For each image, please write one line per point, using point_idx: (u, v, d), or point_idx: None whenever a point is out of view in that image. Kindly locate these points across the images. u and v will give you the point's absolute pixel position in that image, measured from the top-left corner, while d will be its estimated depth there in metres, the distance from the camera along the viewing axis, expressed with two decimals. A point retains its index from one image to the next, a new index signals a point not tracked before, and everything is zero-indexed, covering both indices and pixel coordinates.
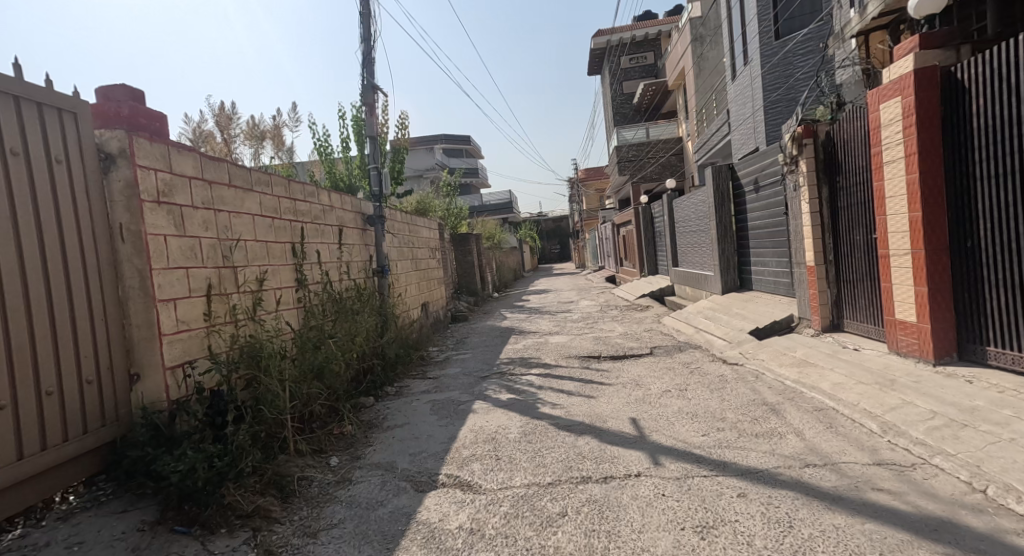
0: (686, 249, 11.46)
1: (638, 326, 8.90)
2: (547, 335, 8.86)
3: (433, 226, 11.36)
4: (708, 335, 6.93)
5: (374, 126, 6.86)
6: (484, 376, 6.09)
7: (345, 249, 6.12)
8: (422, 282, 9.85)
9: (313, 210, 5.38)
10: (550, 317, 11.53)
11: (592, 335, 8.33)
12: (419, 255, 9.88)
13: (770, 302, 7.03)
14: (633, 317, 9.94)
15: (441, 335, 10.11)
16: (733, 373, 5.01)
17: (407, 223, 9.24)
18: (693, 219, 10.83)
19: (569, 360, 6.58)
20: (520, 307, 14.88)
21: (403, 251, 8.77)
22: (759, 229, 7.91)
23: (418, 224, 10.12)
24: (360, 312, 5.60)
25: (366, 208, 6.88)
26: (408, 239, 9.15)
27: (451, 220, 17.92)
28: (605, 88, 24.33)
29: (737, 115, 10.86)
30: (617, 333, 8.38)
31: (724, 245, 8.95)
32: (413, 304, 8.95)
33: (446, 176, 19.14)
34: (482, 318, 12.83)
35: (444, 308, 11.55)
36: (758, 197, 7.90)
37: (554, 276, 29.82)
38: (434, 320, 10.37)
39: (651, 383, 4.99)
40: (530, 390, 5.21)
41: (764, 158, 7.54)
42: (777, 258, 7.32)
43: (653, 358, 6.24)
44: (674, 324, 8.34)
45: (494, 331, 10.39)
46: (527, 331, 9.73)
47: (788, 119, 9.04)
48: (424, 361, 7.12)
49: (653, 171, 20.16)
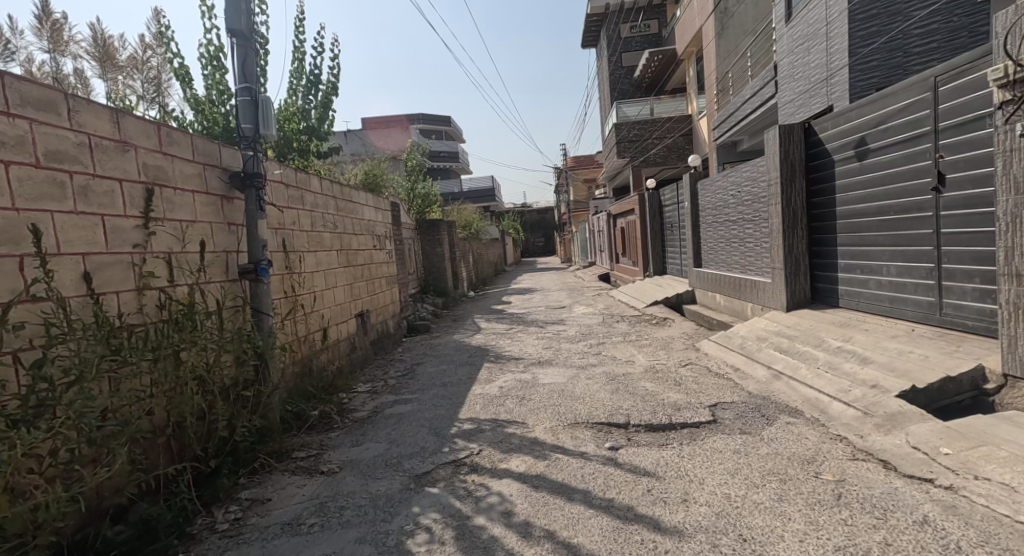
0: (721, 246, 8.77)
1: (667, 356, 6.18)
2: (535, 367, 6.10)
3: (382, 210, 8.51)
4: (804, 389, 4.22)
5: (242, 19, 3.97)
6: (422, 475, 3.30)
7: (159, 233, 3.25)
8: (359, 284, 7.01)
9: (44, 142, 2.55)
10: (536, 332, 8.78)
11: (603, 373, 5.59)
12: (355, 247, 7.02)
13: (901, 337, 4.33)
14: (654, 339, 7.23)
15: (387, 359, 7.28)
16: (951, 521, 2.30)
17: (332, 197, 6.38)
18: (734, 205, 8.11)
19: (579, 436, 3.83)
20: (498, 313, 12.10)
21: (322, 239, 5.91)
22: (864, 217, 5.20)
23: (356, 203, 7.28)
24: (146, 361, 2.78)
25: (224, 160, 3.99)
26: (332, 221, 6.29)
27: (416, 203, 15.01)
28: (603, 61, 21.52)
29: (794, 69, 8.13)
30: (640, 370, 5.65)
31: (792, 239, 6.27)
32: (337, 319, 6.09)
33: (412, 151, 16.16)
34: (449, 328, 10.01)
35: (396, 318, 8.69)
36: (861, 169, 5.19)
37: (540, 272, 27.08)
38: (378, 338, 7.55)
39: (776, 547, 2.26)
40: (507, 543, 2.46)
41: (883, 105, 4.80)
42: (904, 263, 4.65)
43: (730, 441, 3.51)
44: (725, 359, 5.64)
45: (459, 352, 7.57)
46: (506, 356, 6.95)
47: (887, 60, 6.33)
48: (328, 425, 4.28)
49: (658, 154, 17.65)
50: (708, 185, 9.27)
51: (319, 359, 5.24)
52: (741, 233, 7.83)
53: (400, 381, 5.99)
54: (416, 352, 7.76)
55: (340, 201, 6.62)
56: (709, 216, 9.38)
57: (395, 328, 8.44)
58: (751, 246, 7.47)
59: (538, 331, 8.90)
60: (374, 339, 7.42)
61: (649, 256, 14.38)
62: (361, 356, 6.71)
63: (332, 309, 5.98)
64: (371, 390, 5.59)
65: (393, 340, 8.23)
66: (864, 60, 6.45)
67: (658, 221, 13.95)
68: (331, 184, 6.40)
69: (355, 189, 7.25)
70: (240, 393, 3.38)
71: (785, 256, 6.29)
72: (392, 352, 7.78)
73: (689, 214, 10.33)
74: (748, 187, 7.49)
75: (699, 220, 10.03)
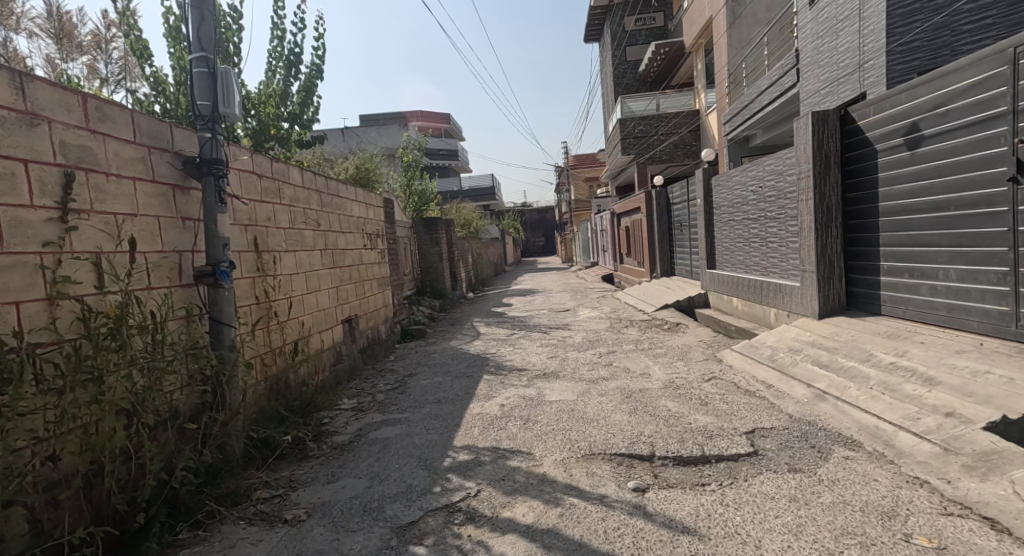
0: (740, 247, 8.18)
1: (686, 369, 5.57)
2: (540, 381, 5.50)
3: (373, 206, 7.88)
4: (858, 414, 3.62)
5: None
6: (409, 527, 2.70)
7: (85, 229, 2.64)
8: (346, 287, 6.40)
9: None
10: (540, 338, 8.18)
11: (617, 389, 4.99)
12: (342, 246, 6.40)
13: (969, 352, 3.73)
14: (669, 348, 6.62)
15: (377, 369, 6.68)
16: None
17: (317, 191, 5.78)
18: (755, 202, 7.52)
19: (597, 472, 3.23)
20: (498, 316, 11.50)
21: (303, 237, 5.30)
22: (916, 213, 4.59)
23: (345, 199, 6.68)
24: (45, 394, 2.20)
25: (177, 142, 3.36)
26: (316, 218, 5.69)
27: (412, 201, 14.36)
28: (606, 56, 20.90)
29: (820, 54, 7.53)
30: (659, 385, 5.05)
31: (825, 239, 5.67)
32: (319, 327, 5.49)
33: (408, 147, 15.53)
34: (447, 333, 9.40)
35: (388, 323, 8.07)
36: (913, 159, 4.58)
37: (541, 272, 26.48)
38: (367, 345, 6.98)
39: None
40: None
41: (946, 84, 4.17)
42: (968, 267, 4.10)
43: (781, 483, 2.91)
44: (754, 375, 5.03)
45: (455, 361, 6.96)
46: (508, 366, 6.35)
47: (932, 42, 5.73)
48: (303, 454, 3.67)
49: (664, 150, 17.10)
50: (724, 181, 8.67)
51: (295, 373, 4.64)
52: (765, 232, 7.24)
53: (392, 396, 5.39)
54: (410, 361, 7.16)
55: (325, 195, 6.02)
56: (725, 214, 8.78)
57: (386, 334, 7.84)
58: (777, 246, 6.87)
59: (541, 337, 8.30)
60: (363, 347, 6.80)
61: (657, 256, 13.79)
62: (345, 367, 6.10)
63: (314, 315, 5.38)
64: (356, 407, 4.99)
65: (385, 348, 7.61)
66: (905, 42, 5.83)
67: (666, 220, 13.35)
68: (315, 176, 5.80)
69: (344, 183, 6.64)
70: (181, 426, 2.75)
71: (818, 258, 5.69)
72: (383, 361, 7.18)
73: (702, 212, 9.73)
74: (772, 182, 6.89)
75: (713, 219, 9.42)
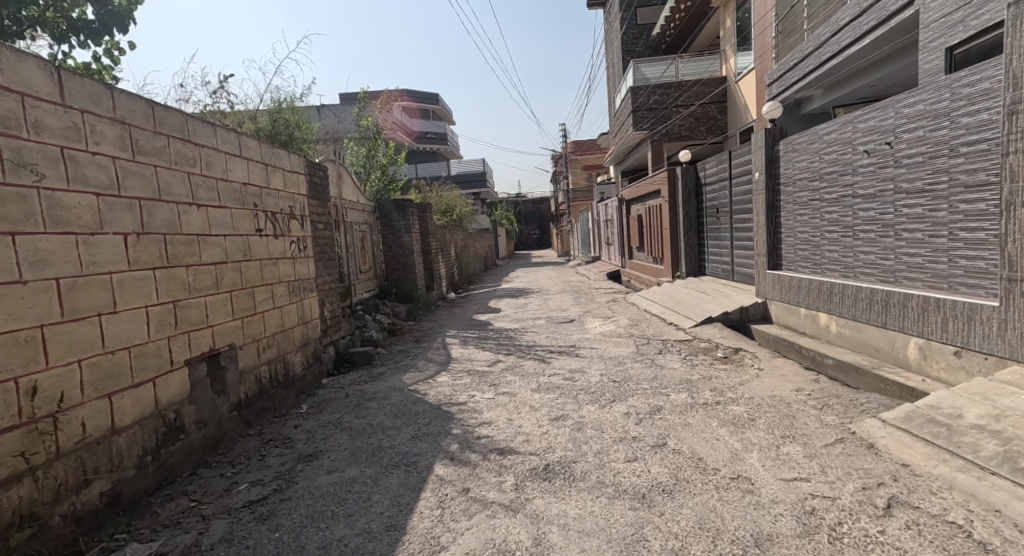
0: (835, 240, 5.55)
1: (813, 467, 2.95)
2: (539, 498, 2.85)
3: (279, 171, 5.17)
4: None
5: None
6: None
7: None
8: (201, 302, 3.73)
9: None
10: (536, 376, 5.54)
11: (703, 544, 2.36)
12: (196, 229, 3.71)
13: None
14: (752, 409, 4.01)
15: (262, 437, 4.02)
16: None
17: (122, 123, 3.07)
18: (872, 168, 4.87)
19: None
20: (480, 327, 8.86)
21: (59, 204, 2.64)
22: None
23: (209, 148, 3.96)
24: None
25: None
26: (113, 172, 2.99)
27: (377, 180, 11.44)
28: (614, 20, 18.27)
29: None
30: (790, 531, 2.42)
31: None
32: (105, 386, 2.82)
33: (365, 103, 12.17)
34: (405, 358, 6.75)
35: (303, 349, 5.40)
36: None
37: (536, 267, 23.84)
38: (251, 395, 4.31)
39: None
40: None
41: None
42: None
43: None
44: (977, 508, 2.46)
45: (398, 420, 4.29)
46: (483, 443, 3.69)
47: None
48: None
49: (681, 124, 14.70)
50: (807, 143, 6.01)
51: None
52: (893, 215, 4.60)
53: (242, 532, 2.72)
54: (328, 417, 4.48)
55: (150, 133, 3.31)
56: (805, 191, 6.12)
57: (296, 368, 5.20)
58: (925, 237, 4.23)
59: (537, 372, 5.66)
60: (240, 399, 4.14)
61: (681, 252, 11.21)
62: (189, 447, 3.44)
63: (85, 365, 2.72)
64: None
65: (290, 392, 4.96)
66: None
67: (694, 205, 10.89)
68: (118, 93, 3.09)
69: (207, 121, 3.93)
70: None
71: None
72: (285, 418, 4.51)
73: (760, 192, 7.09)
74: (918, 130, 4.23)
75: (780, 201, 6.80)
